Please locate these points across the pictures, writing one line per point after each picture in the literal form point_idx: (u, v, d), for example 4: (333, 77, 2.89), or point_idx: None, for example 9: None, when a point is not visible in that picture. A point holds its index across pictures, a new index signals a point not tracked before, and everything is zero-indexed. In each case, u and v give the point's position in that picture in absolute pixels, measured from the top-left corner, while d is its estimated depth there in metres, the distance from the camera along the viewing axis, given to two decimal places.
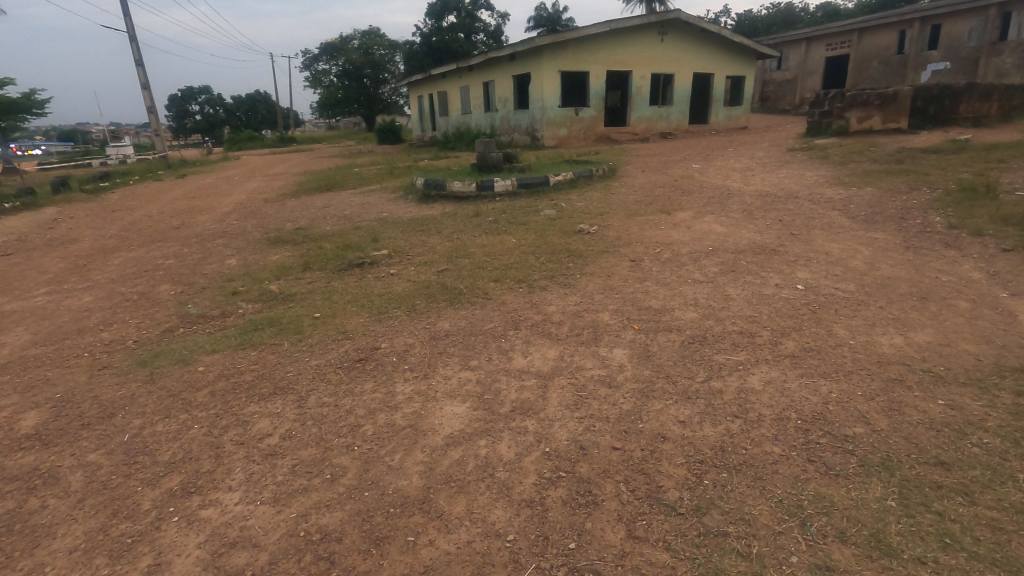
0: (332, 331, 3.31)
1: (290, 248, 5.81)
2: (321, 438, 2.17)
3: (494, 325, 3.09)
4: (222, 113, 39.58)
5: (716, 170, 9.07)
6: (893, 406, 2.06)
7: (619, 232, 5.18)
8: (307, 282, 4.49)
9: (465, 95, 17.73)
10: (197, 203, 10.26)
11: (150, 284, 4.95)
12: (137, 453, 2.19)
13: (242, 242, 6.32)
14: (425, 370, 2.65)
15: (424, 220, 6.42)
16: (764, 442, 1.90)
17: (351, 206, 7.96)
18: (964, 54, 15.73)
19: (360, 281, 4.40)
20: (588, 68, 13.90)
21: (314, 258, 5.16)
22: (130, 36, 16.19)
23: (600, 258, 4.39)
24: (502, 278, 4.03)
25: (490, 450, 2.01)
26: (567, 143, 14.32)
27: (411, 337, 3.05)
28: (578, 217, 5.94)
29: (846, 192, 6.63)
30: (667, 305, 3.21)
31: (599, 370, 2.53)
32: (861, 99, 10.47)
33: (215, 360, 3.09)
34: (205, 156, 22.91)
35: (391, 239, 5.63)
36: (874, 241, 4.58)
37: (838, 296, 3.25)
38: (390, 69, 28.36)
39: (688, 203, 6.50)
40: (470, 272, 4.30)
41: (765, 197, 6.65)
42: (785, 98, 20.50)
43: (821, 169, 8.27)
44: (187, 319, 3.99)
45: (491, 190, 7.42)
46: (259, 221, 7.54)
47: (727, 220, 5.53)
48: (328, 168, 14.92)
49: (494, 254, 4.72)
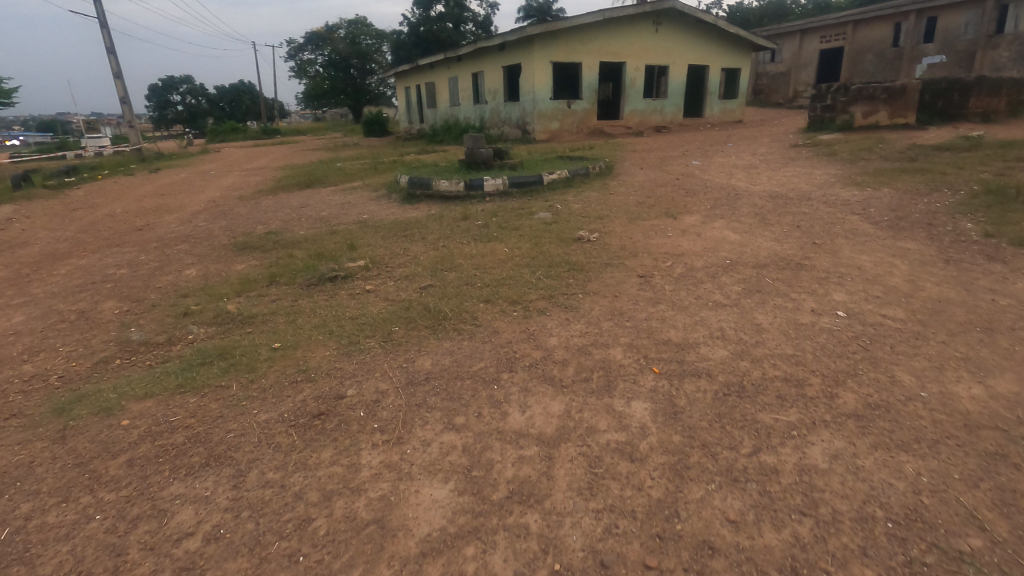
0: (291, 369, 2.78)
1: (257, 256, 5.25)
2: (259, 541, 1.65)
3: (485, 365, 2.58)
4: (205, 104, 38.54)
5: (718, 167, 8.60)
6: (1006, 499, 1.58)
7: (622, 240, 4.69)
8: (270, 300, 3.94)
9: (454, 87, 17.10)
10: (166, 201, 9.61)
11: (95, 300, 4.37)
12: (13, 562, 1.66)
13: (206, 248, 5.74)
14: (398, 432, 2.12)
15: (407, 223, 5.88)
16: (850, 561, 1.42)
17: (329, 206, 7.38)
18: (960, 47, 15.46)
19: (331, 299, 3.87)
20: (581, 58, 13.34)
21: (281, 271, 4.62)
22: (100, 21, 15.35)
23: (604, 272, 3.90)
24: (493, 298, 3.51)
25: (480, 567, 1.51)
26: (559, 137, 13.77)
27: (384, 380, 2.52)
28: (576, 221, 5.45)
29: (862, 194, 6.19)
30: (688, 337, 2.72)
31: (616, 434, 2.02)
32: (866, 93, 10.04)
33: (146, 409, 2.54)
34: (183, 148, 22.05)
35: (370, 247, 5.09)
36: (907, 253, 4.11)
37: (887, 326, 2.77)
38: (376, 59, 27.58)
39: (694, 206, 6.00)
40: (457, 289, 3.78)
41: (776, 198, 6.19)
42: (779, 90, 20.05)
43: (830, 167, 7.83)
44: (126, 347, 3.42)
45: (480, 190, 6.89)
46: (228, 223, 6.96)
47: (739, 225, 5.06)
48: (311, 162, 14.28)
49: (484, 266, 4.19)
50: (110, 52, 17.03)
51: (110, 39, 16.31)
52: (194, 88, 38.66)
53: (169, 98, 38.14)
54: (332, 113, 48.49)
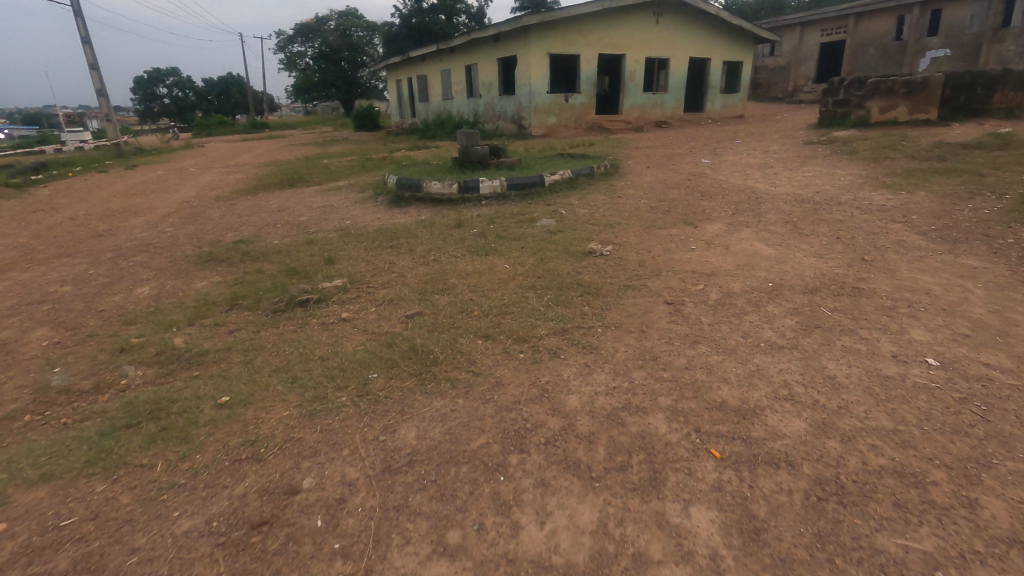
0: (236, 441, 2.16)
1: (222, 271, 4.60)
2: None
3: (487, 442, 1.96)
4: (192, 97, 37.60)
5: (730, 167, 8.02)
6: None
7: (639, 254, 4.10)
8: (226, 332, 3.31)
9: (447, 80, 16.39)
10: (136, 201, 8.93)
11: (23, 327, 3.72)
12: None
13: (166, 260, 5.08)
14: (369, 561, 1.51)
15: (393, 231, 5.26)
16: None
17: (309, 209, 6.74)
18: (966, 41, 14.98)
19: (299, 330, 3.24)
20: (579, 50, 12.70)
21: (245, 291, 3.98)
22: (73, 10, 14.51)
23: (624, 298, 3.30)
24: (493, 334, 2.91)
25: None
26: (557, 132, 13.14)
27: (353, 465, 1.91)
28: (583, 230, 4.85)
29: (897, 198, 5.63)
30: (747, 400, 2.11)
31: (678, 570, 1.42)
32: (884, 87, 9.49)
33: (33, 503, 1.90)
34: (164, 142, 21.16)
35: (350, 260, 4.47)
36: (974, 273, 3.53)
37: (997, 382, 2.17)
38: (367, 51, 26.70)
39: (713, 211, 5.41)
40: (450, 319, 3.16)
41: (803, 203, 5.63)
42: (778, 84, 19.45)
43: (852, 167, 7.27)
44: (41, 397, 2.77)
45: (475, 192, 6.26)
46: (197, 229, 6.30)
47: (770, 236, 4.49)
48: (296, 159, 13.59)
49: (482, 288, 3.57)
50: (84, 42, 16.17)
51: (84, 28, 15.50)
52: (181, 81, 37.79)
53: (155, 90, 37.30)
54: (322, 107, 47.71)
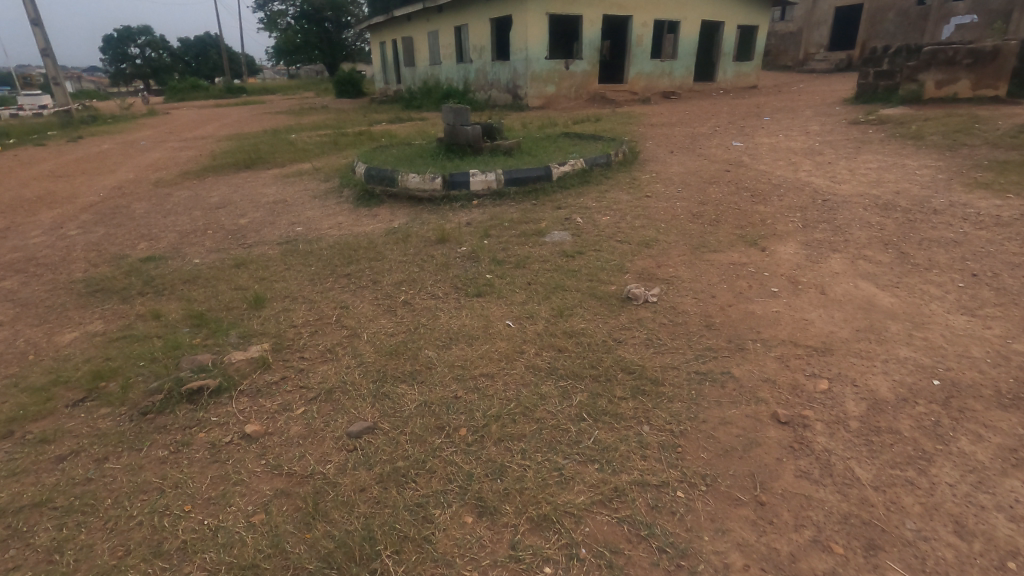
0: None
1: (107, 312, 3.26)
2: None
3: None
4: (167, 58, 35.23)
5: (770, 152, 6.70)
6: None
7: (701, 303, 2.83)
8: (50, 462, 2.00)
9: (434, 42, 14.69)
10: (59, 186, 7.45)
11: None
12: None
13: (41, 287, 3.72)
14: None
15: (353, 247, 3.92)
16: None
17: (255, 206, 5.35)
18: (995, 7, 13.34)
19: (169, 464, 1.95)
20: (582, 10, 11.12)
21: (117, 359, 2.65)
22: None
23: (702, 404, 2.03)
24: (493, 501, 1.64)
25: None
26: (556, 104, 11.64)
27: None
28: (610, 252, 3.58)
29: (1007, 203, 4.38)
30: None
31: None
32: (945, 56, 8.12)
33: None
34: (125, 107, 19.28)
35: (286, 300, 3.16)
36: None
37: None
38: (352, 12, 24.59)
39: (776, 222, 4.13)
40: (417, 452, 1.88)
41: (887, 209, 4.39)
42: (788, 52, 17.86)
43: (921, 155, 6.02)
44: None
45: (464, 189, 4.92)
46: (107, 233, 4.91)
47: (872, 268, 3.24)
48: (263, 131, 12.01)
49: (472, 372, 2.30)
50: None
51: None
52: (154, 40, 35.41)
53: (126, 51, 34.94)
54: (306, 71, 45.24)
